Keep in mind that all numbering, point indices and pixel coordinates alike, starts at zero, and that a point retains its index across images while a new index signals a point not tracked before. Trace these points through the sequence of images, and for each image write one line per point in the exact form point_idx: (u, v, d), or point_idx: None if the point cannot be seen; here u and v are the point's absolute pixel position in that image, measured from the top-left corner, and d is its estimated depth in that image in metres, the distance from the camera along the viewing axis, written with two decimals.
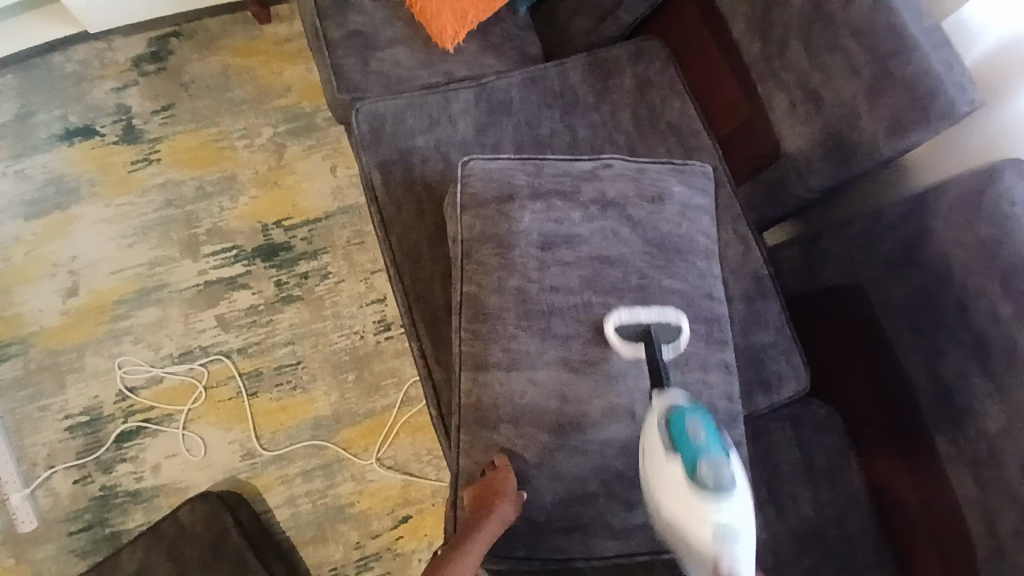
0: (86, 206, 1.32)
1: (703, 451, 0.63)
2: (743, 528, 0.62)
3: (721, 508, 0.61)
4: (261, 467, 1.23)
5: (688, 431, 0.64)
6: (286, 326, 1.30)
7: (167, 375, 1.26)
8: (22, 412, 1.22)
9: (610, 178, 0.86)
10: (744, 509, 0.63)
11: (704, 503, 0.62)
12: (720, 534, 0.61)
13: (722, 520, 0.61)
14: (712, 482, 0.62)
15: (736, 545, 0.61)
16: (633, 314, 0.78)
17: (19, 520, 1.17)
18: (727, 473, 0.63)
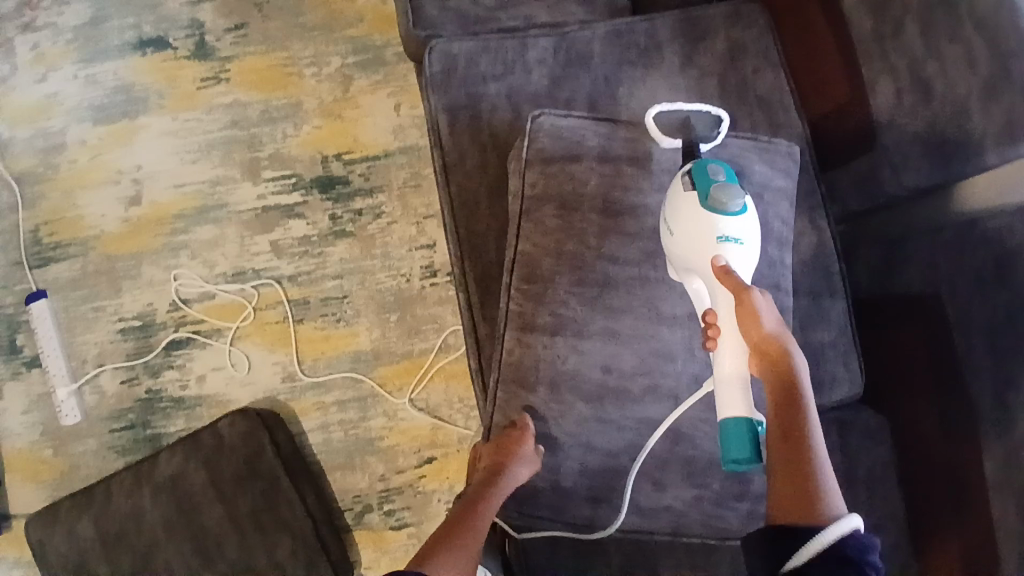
0: (154, 118, 1.35)
1: (718, 182, 0.70)
2: (744, 243, 0.70)
3: (727, 219, 0.69)
4: (299, 392, 1.27)
5: (708, 171, 0.71)
6: (335, 260, 1.32)
7: (219, 293, 1.30)
8: (78, 311, 1.29)
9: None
10: (750, 228, 0.70)
11: (712, 216, 0.69)
12: (724, 241, 0.69)
13: (726, 230, 0.69)
14: (722, 200, 0.69)
15: (736, 255, 0.69)
16: (674, 106, 0.78)
17: (64, 413, 1.24)
18: (738, 195, 0.70)
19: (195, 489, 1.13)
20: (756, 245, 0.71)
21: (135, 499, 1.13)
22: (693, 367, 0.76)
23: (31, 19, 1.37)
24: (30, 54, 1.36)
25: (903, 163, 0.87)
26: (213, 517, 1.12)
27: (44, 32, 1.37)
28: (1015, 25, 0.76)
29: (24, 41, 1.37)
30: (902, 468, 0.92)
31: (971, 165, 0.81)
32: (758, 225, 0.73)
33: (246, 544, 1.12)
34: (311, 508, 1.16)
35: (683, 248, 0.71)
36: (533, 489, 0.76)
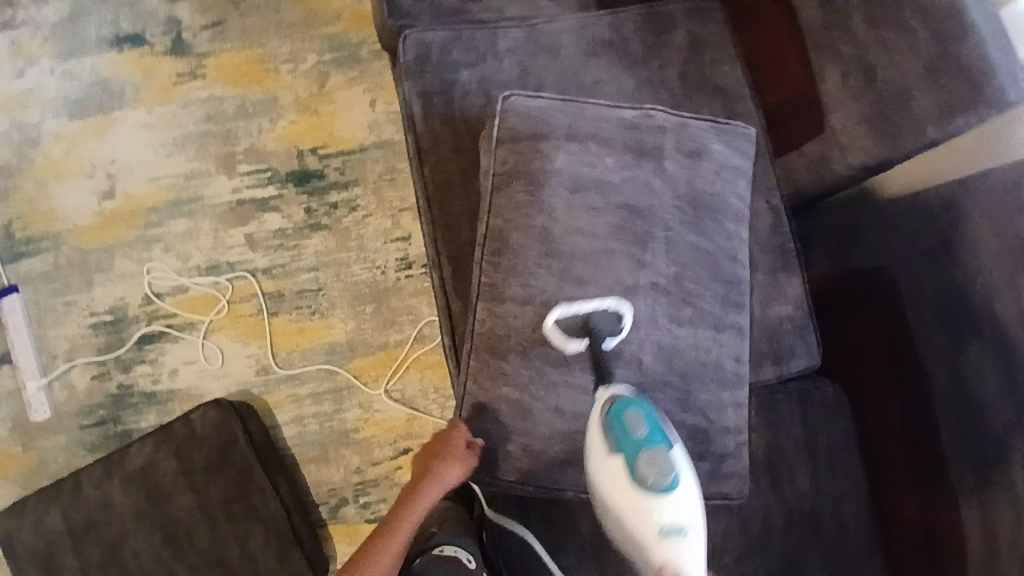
0: (130, 113, 1.35)
1: (643, 443, 0.69)
2: (687, 522, 0.69)
3: (667, 508, 0.68)
4: (273, 384, 1.27)
5: (627, 422, 0.70)
6: (311, 253, 1.32)
7: (193, 286, 1.28)
8: (48, 305, 1.27)
9: (646, 127, 0.85)
10: (690, 497, 0.69)
11: (649, 501, 0.68)
12: (668, 534, 0.68)
13: (670, 522, 0.68)
14: (654, 481, 0.68)
15: (682, 546, 0.68)
16: (575, 306, 0.77)
17: (33, 408, 1.22)
18: (667, 464, 0.68)
19: (166, 479, 1.12)
20: (698, 511, 0.70)
21: (104, 490, 1.11)
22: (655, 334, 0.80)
23: (9, 15, 1.37)
24: (9, 50, 1.36)
25: (853, 145, 0.91)
26: (184, 505, 1.11)
27: (24, 29, 1.37)
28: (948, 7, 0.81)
29: (2, 38, 1.36)
30: (863, 436, 0.96)
31: (913, 143, 0.86)
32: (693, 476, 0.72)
33: (218, 535, 1.11)
34: (285, 497, 1.15)
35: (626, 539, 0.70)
36: (506, 453, 0.78)
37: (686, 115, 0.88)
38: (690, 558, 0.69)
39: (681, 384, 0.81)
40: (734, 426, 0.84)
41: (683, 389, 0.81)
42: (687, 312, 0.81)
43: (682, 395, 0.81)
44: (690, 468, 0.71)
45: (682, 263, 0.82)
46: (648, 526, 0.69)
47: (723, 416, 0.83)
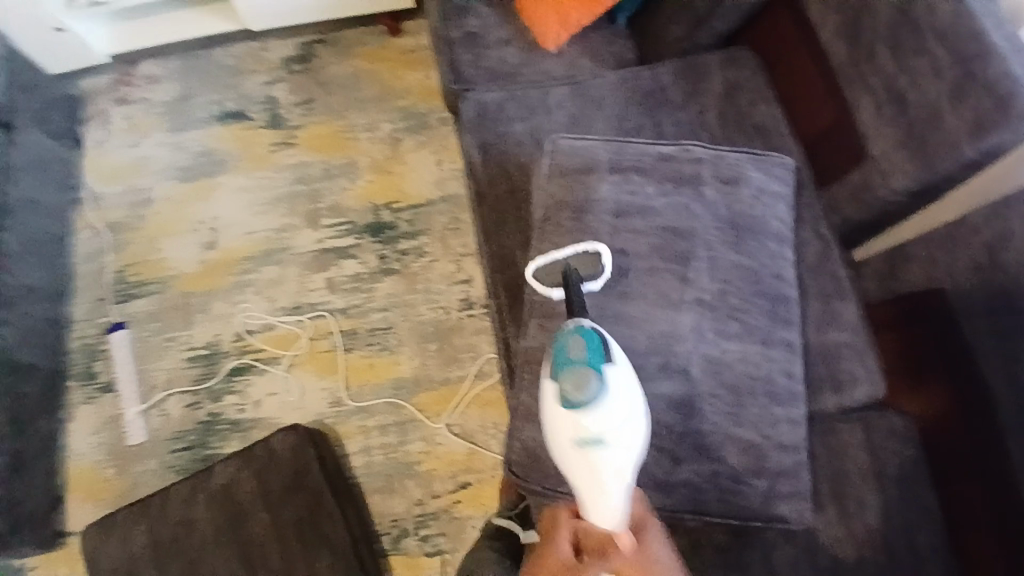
0: (231, 177, 1.56)
1: (575, 360, 0.66)
2: (610, 439, 0.64)
3: (588, 419, 0.63)
4: (344, 416, 1.36)
5: (569, 348, 0.67)
6: (383, 294, 1.45)
7: (279, 324, 1.43)
8: (151, 341, 1.42)
9: (684, 159, 0.92)
10: (619, 416, 0.64)
11: (571, 411, 0.64)
12: (589, 445, 0.64)
13: (591, 434, 0.63)
14: (576, 395, 0.63)
15: (603, 457, 0.64)
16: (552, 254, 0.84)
17: (130, 433, 1.34)
18: (594, 380, 0.64)
19: (245, 498, 1.22)
20: (632, 438, 0.65)
21: (191, 508, 1.21)
22: (703, 348, 0.82)
23: (125, 93, 1.65)
24: (124, 123, 1.62)
25: (891, 168, 0.95)
26: (261, 526, 1.20)
27: (137, 105, 1.64)
28: (970, 35, 0.86)
29: (118, 112, 1.63)
30: (932, 463, 0.93)
31: (952, 161, 0.90)
32: (636, 400, 0.66)
33: (291, 557, 1.17)
34: (351, 528, 1.21)
35: (553, 446, 0.67)
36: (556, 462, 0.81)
37: (723, 148, 0.95)
38: (606, 479, 0.65)
39: (732, 398, 0.81)
40: (791, 444, 0.83)
41: (734, 402, 0.81)
42: (733, 325, 0.84)
43: (733, 409, 0.81)
44: (631, 392, 0.66)
45: (725, 280, 0.85)
46: (571, 437, 0.65)
47: (777, 431, 0.82)
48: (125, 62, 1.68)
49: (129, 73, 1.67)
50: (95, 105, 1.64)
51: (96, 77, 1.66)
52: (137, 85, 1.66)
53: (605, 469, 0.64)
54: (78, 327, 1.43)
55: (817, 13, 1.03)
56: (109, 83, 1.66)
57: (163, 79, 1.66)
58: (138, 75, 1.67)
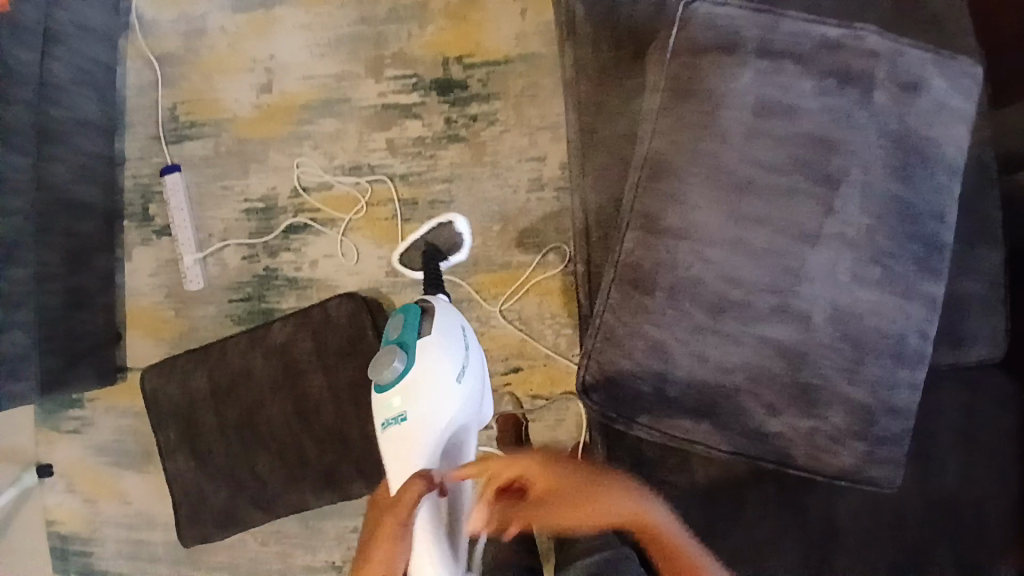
0: (288, 10, 1.37)
1: (390, 341, 0.93)
2: (408, 412, 0.87)
3: (390, 391, 0.88)
4: (401, 287, 1.30)
5: (388, 330, 0.95)
6: (447, 163, 1.31)
7: (337, 184, 1.33)
8: (207, 188, 1.36)
9: (854, 53, 0.75)
10: (411, 390, 0.88)
11: (375, 389, 0.90)
12: (392, 420, 0.87)
13: (392, 405, 0.88)
14: (379, 371, 0.89)
15: (398, 431, 0.87)
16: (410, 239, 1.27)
17: (189, 278, 1.32)
18: (395, 360, 0.89)
19: (301, 356, 1.22)
20: (426, 409, 0.88)
21: (249, 360, 1.23)
22: (830, 295, 0.72)
23: None
24: None
25: None
26: (318, 383, 1.21)
27: None
28: None
29: None
30: None
31: None
32: (433, 377, 0.90)
33: (345, 414, 1.19)
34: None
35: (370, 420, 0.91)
36: (635, 393, 0.75)
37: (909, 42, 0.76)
38: (403, 443, 0.86)
39: (852, 354, 0.73)
40: (904, 410, 0.76)
41: (854, 359, 0.73)
42: (874, 271, 0.73)
43: (852, 364, 0.73)
44: (435, 366, 0.91)
45: (878, 215, 0.73)
46: (382, 410, 0.89)
47: (894, 395, 0.75)
48: None
49: None
50: None
51: None
52: None
53: (404, 439, 0.86)
54: (135, 165, 1.38)
55: None
56: None
57: None
58: None
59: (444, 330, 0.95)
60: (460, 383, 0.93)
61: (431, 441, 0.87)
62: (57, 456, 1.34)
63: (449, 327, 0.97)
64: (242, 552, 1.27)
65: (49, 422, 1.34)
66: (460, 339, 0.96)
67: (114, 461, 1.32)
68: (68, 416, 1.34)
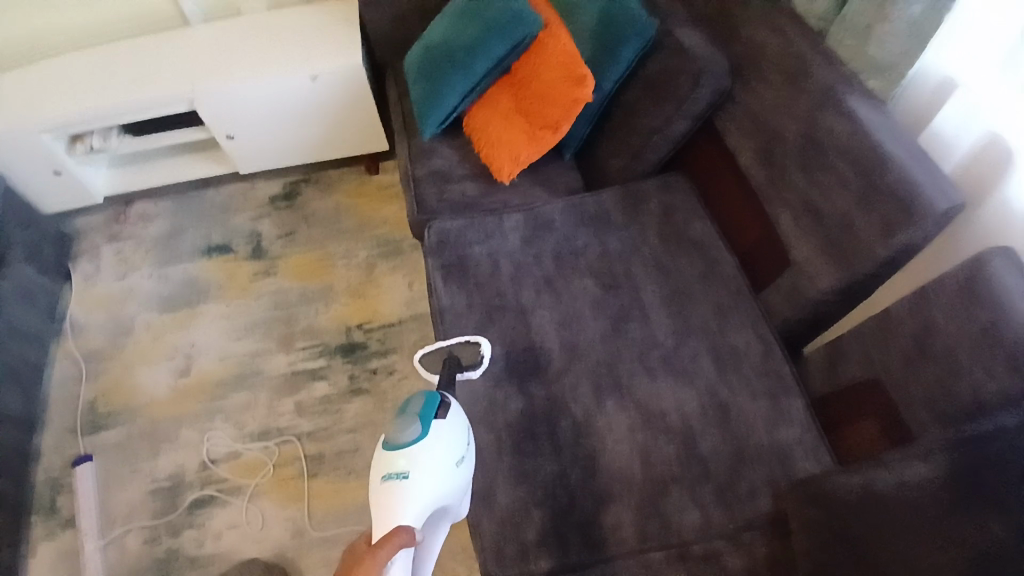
0: (211, 306, 1.62)
1: (409, 405, 0.90)
2: (411, 476, 0.83)
3: (399, 454, 0.85)
4: (308, 545, 1.29)
5: (410, 398, 0.92)
6: (350, 415, 1.45)
7: (245, 450, 1.41)
8: (116, 471, 1.40)
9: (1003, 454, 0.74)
10: (420, 457, 0.85)
11: (386, 446, 0.87)
12: (393, 477, 0.84)
13: (397, 463, 0.84)
14: (396, 432, 0.87)
15: (394, 488, 0.83)
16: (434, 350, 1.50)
17: (89, 568, 1.26)
18: (413, 426, 0.87)
19: None
20: (430, 481, 0.84)
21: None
22: None
23: (118, 230, 1.77)
24: (115, 257, 1.72)
25: (817, 273, 1.06)
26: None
27: (128, 242, 1.75)
28: (867, 147, 1.00)
29: (110, 248, 1.74)
30: None
31: (870, 260, 0.99)
32: (442, 456, 0.86)
33: None
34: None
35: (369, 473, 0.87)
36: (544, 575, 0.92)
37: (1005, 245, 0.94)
38: (400, 502, 0.82)
39: None
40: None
41: None
42: None
43: None
44: (446, 441, 0.87)
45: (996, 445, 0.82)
46: (383, 463, 0.86)
47: None
48: (121, 203, 1.82)
49: (124, 213, 1.81)
50: (91, 242, 1.76)
51: (96, 215, 1.81)
52: (129, 222, 1.79)
53: (399, 498, 0.82)
54: (45, 459, 1.42)
55: (736, 144, 1.21)
56: (104, 221, 1.80)
57: (156, 217, 1.79)
58: (131, 214, 1.80)
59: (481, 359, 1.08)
60: (461, 466, 0.90)
61: (422, 509, 0.83)
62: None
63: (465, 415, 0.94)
64: None
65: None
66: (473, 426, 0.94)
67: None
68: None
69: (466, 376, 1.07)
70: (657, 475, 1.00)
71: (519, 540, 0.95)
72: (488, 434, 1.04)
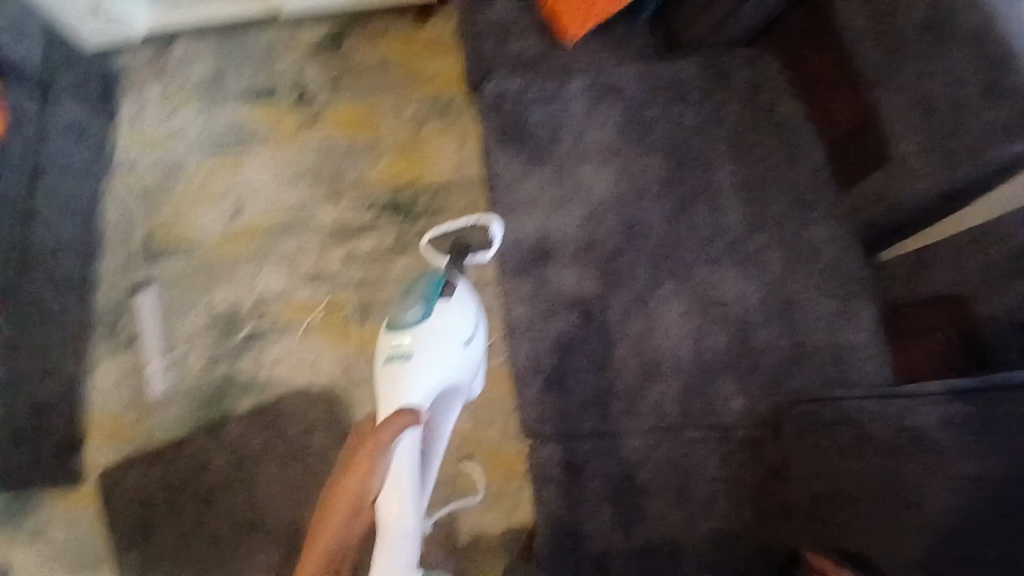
0: (258, 151, 1.60)
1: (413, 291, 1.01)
2: (413, 355, 0.94)
3: (402, 335, 0.96)
4: (355, 384, 1.38)
5: (415, 285, 1.02)
6: (397, 270, 1.47)
7: (297, 293, 1.46)
8: (175, 301, 1.47)
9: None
10: (420, 338, 0.96)
11: (390, 328, 0.98)
12: (397, 355, 0.94)
13: (401, 343, 0.95)
14: (400, 315, 0.98)
15: (398, 367, 0.93)
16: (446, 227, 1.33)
17: (153, 379, 1.40)
18: (415, 311, 0.98)
19: (254, 451, 1.33)
20: (429, 360, 0.95)
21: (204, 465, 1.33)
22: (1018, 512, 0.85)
23: (161, 66, 1.68)
24: (158, 97, 1.66)
25: (915, 172, 0.98)
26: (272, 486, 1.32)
27: (172, 77, 1.68)
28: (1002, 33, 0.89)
29: (155, 84, 1.67)
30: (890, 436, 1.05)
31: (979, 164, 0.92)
32: (441, 337, 0.97)
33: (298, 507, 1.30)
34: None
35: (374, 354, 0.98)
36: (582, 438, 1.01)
37: None
38: (403, 378, 0.93)
39: None
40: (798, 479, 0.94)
41: None
42: None
43: None
44: (448, 325, 0.98)
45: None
46: (389, 343, 0.96)
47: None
48: (161, 40, 1.71)
49: (164, 52, 1.70)
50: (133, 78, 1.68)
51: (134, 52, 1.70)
52: (170, 62, 1.69)
53: (403, 375, 0.93)
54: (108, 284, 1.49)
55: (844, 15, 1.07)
56: (144, 58, 1.69)
57: (197, 58, 1.70)
58: (171, 55, 1.69)
59: (491, 239, 1.02)
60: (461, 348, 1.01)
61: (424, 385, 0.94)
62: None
63: (468, 303, 1.05)
64: None
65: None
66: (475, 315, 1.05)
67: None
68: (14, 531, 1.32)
69: (476, 259, 1.06)
70: (706, 363, 1.03)
71: (557, 406, 1.03)
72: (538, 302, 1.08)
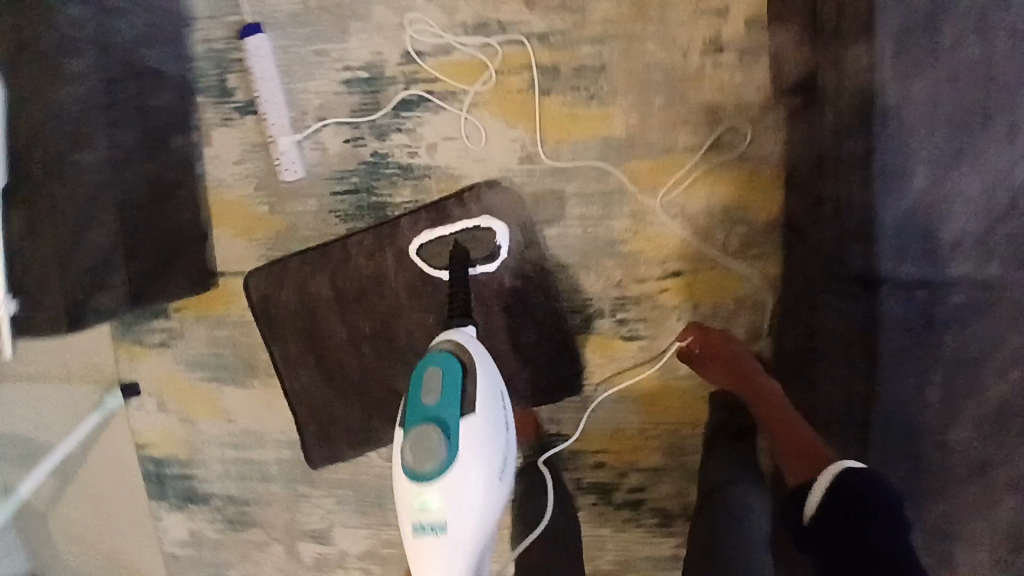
0: None
1: (426, 407, 0.81)
2: (449, 524, 0.81)
3: (426, 487, 0.80)
4: (538, 177, 1.10)
5: (424, 388, 0.81)
6: (598, 18, 1.04)
7: (458, 47, 1.08)
8: (297, 51, 1.13)
9: None
10: (451, 491, 0.80)
11: (411, 482, 0.81)
12: (426, 525, 0.81)
13: (430, 507, 0.80)
14: (416, 461, 0.80)
15: (435, 537, 0.81)
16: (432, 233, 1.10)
17: (284, 167, 1.13)
18: (435, 458, 0.79)
19: (434, 261, 1.11)
20: (465, 522, 0.82)
21: (377, 274, 1.11)
22: None
23: None
24: None
25: None
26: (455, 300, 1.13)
27: None
28: None
29: None
30: None
31: None
32: (476, 484, 0.82)
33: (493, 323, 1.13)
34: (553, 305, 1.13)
35: (398, 505, 0.83)
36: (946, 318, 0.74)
37: None
38: (440, 551, 0.81)
39: None
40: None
41: None
42: None
43: None
44: (476, 460, 0.82)
45: None
46: (415, 508, 0.81)
47: None
48: None
49: None
50: None
51: None
52: None
53: (443, 547, 0.81)
54: (204, 24, 1.14)
55: None
56: None
57: None
58: None
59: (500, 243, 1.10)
60: (502, 475, 0.86)
61: (469, 553, 0.83)
62: (150, 371, 1.29)
63: (491, 397, 0.86)
64: (368, 468, 1.22)
65: (127, 339, 1.29)
66: (502, 420, 0.86)
67: (217, 372, 1.27)
68: (153, 328, 1.27)
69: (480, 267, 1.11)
70: None
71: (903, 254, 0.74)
72: (935, 85, 0.69)
